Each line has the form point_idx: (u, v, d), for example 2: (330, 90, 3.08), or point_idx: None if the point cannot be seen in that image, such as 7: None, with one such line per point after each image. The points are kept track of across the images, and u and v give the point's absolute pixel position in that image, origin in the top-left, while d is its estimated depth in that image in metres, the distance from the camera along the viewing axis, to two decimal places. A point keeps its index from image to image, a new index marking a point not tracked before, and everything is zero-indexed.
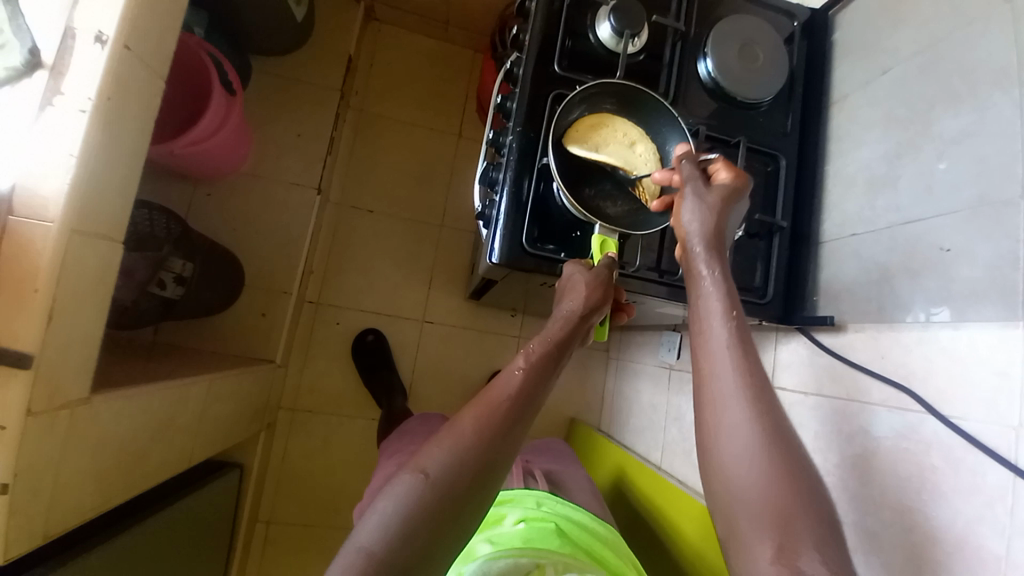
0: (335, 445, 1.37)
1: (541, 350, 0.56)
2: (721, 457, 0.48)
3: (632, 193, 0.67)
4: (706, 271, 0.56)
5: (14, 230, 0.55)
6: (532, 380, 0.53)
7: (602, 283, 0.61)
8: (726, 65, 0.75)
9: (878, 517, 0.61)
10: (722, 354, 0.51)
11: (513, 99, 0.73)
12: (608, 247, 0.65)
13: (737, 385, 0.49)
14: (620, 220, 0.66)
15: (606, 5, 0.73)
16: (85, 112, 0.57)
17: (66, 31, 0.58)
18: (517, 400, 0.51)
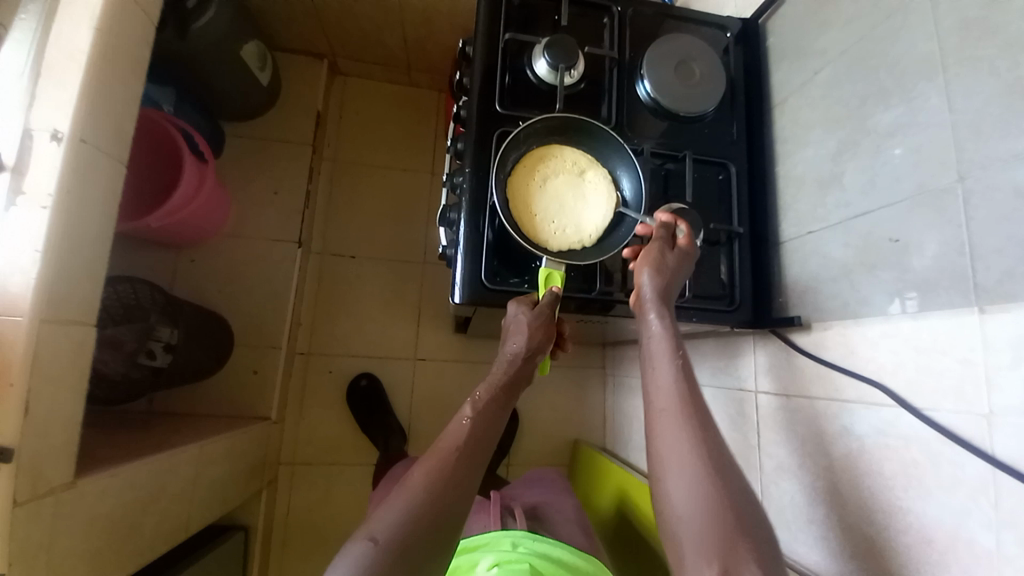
0: (339, 494, 1.36)
1: (486, 397, 0.64)
2: (667, 462, 0.51)
3: (588, 220, 0.69)
4: (654, 319, 0.60)
5: None
6: (480, 427, 0.61)
7: (543, 322, 0.66)
8: (664, 84, 0.78)
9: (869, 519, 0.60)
10: (668, 387, 0.55)
11: (462, 142, 0.75)
12: (553, 280, 0.68)
13: (681, 423, 0.52)
14: (569, 251, 0.68)
15: (539, 42, 0.77)
16: (46, 208, 0.59)
17: (25, 131, 0.61)
18: (466, 448, 0.58)
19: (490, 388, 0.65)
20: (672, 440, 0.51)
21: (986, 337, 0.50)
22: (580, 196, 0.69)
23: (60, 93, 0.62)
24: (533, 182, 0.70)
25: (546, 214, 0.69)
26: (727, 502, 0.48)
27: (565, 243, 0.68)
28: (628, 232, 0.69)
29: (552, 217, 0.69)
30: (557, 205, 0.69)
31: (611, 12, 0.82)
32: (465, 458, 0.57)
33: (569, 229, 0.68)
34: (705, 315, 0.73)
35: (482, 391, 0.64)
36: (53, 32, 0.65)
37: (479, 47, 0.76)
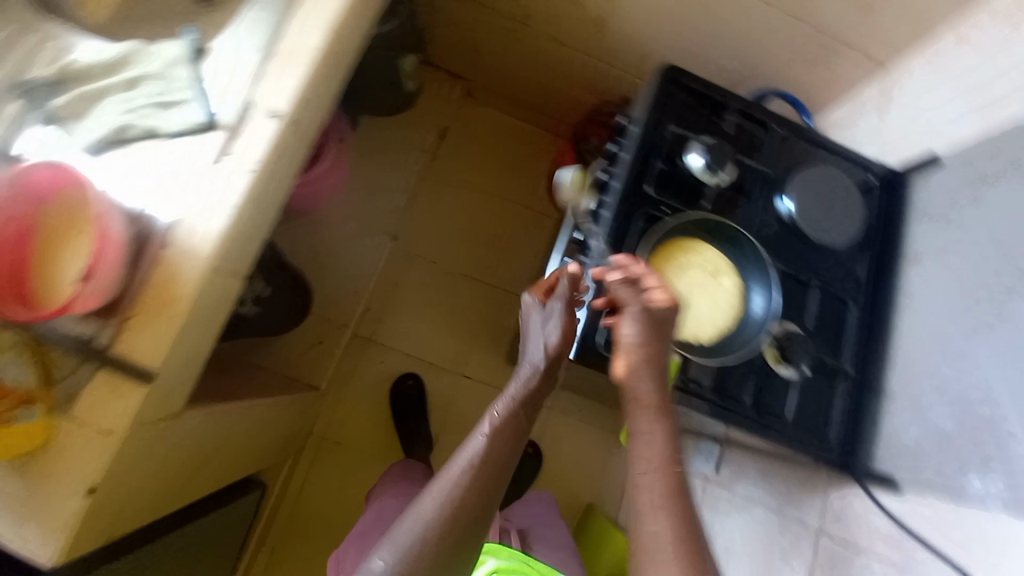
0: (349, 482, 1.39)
1: (503, 416, 0.75)
2: (643, 508, 0.61)
3: (715, 319, 0.72)
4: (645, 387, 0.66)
5: (168, 259, 0.63)
6: (499, 446, 0.73)
7: (561, 310, 0.77)
8: (805, 207, 0.80)
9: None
10: (651, 449, 0.64)
11: (602, 208, 0.79)
12: (668, 366, 0.70)
13: (654, 478, 0.63)
14: (685, 343, 0.71)
15: (698, 139, 0.81)
16: (252, 172, 0.66)
17: (247, 101, 0.69)
18: (477, 474, 0.70)
19: (507, 403, 0.77)
20: (648, 492, 0.62)
21: None
22: (709, 296, 0.73)
23: (283, 75, 0.70)
24: (668, 269, 0.73)
25: (671, 302, 0.73)
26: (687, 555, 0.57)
27: (683, 335, 0.72)
28: (748, 343, 0.71)
29: (680, 308, 0.72)
30: (684, 297, 0.73)
31: (770, 130, 0.85)
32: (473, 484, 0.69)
33: (690, 324, 0.72)
34: (796, 444, 0.74)
35: (502, 405, 0.77)
36: (289, 20, 0.73)
37: (641, 129, 0.81)
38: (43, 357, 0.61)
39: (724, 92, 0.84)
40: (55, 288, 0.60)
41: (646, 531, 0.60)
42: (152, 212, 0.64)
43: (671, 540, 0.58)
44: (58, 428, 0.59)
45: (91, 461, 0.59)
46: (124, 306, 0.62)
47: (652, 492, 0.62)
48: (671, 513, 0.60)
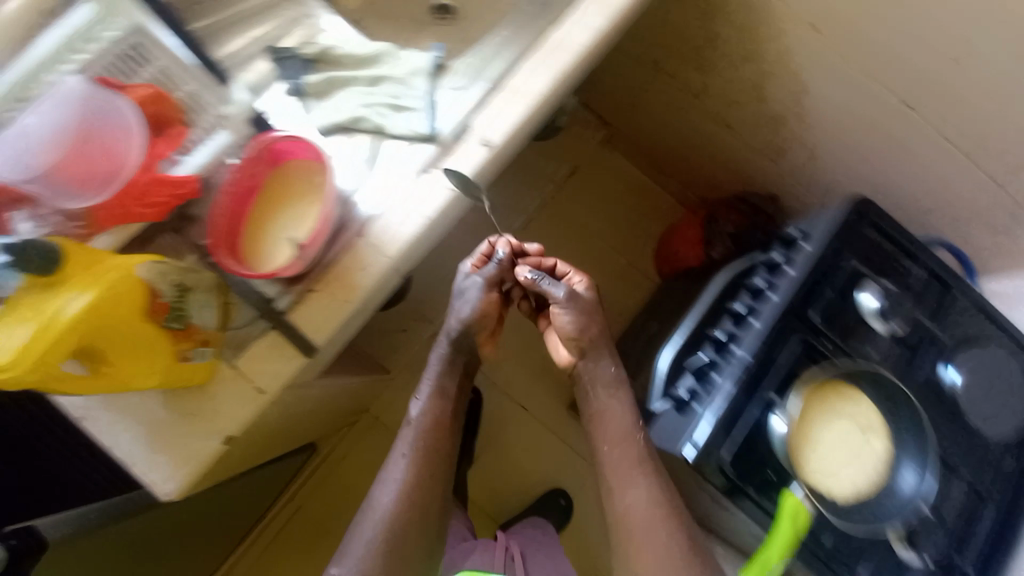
0: (369, 469, 1.38)
1: (428, 401, 0.87)
2: (620, 478, 0.80)
3: (858, 481, 0.73)
4: (599, 365, 0.85)
5: (358, 249, 0.67)
6: (432, 429, 0.85)
7: (483, 283, 0.87)
8: (968, 386, 0.77)
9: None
10: (621, 421, 0.82)
11: (757, 318, 0.78)
12: (800, 513, 0.68)
13: (633, 450, 0.80)
14: (825, 496, 0.71)
15: (877, 281, 0.79)
16: (451, 191, 0.69)
17: (465, 125, 0.72)
18: (415, 458, 0.83)
19: (432, 382, 0.88)
20: (615, 456, 0.81)
21: None
22: (858, 455, 0.74)
23: (503, 110, 0.73)
24: (821, 418, 0.74)
25: (820, 453, 0.73)
26: (661, 502, 0.78)
27: (829, 490, 0.72)
28: (886, 515, 0.72)
29: (827, 459, 0.73)
30: (833, 451, 0.73)
31: (950, 294, 0.81)
32: (428, 463, 0.83)
33: (838, 480, 0.72)
34: None
35: (428, 382, 0.89)
36: (520, 60, 0.76)
37: (818, 250, 0.79)
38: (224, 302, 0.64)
39: (915, 244, 0.82)
40: (264, 239, 0.63)
41: (622, 492, 0.79)
42: (359, 202, 0.68)
43: (655, 490, 0.78)
44: (218, 370, 0.61)
45: (235, 412, 0.61)
46: (308, 280, 0.65)
47: (627, 463, 0.80)
48: (647, 474, 0.79)
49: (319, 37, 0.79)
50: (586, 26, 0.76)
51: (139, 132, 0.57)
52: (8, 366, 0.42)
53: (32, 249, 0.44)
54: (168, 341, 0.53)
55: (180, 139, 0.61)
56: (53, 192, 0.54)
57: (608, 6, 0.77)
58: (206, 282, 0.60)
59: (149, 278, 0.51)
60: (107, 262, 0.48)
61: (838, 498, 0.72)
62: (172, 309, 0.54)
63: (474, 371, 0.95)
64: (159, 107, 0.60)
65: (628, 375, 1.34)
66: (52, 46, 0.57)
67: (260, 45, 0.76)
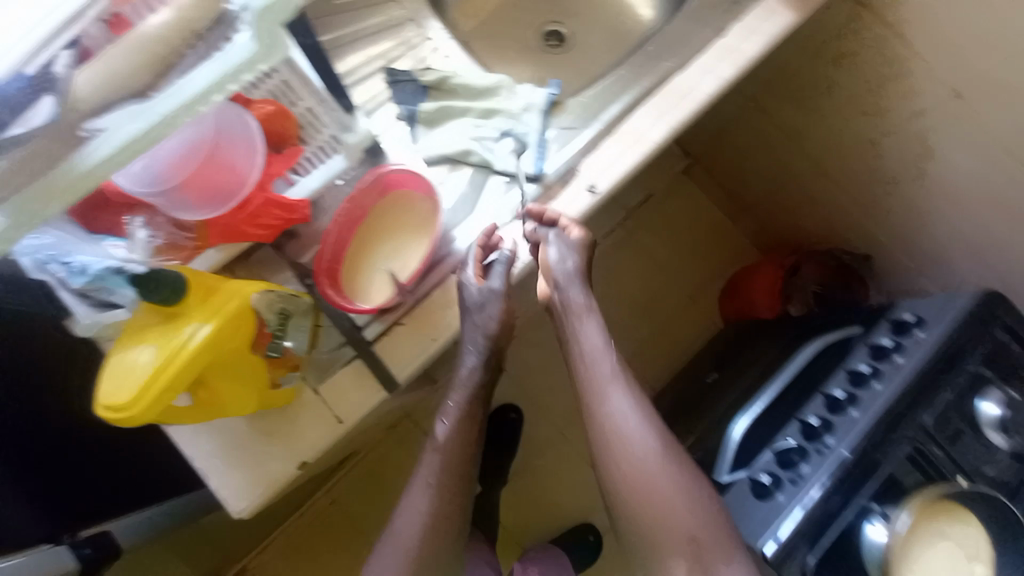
0: (389, 479, 1.20)
1: (456, 416, 0.69)
2: (601, 402, 0.70)
3: None
4: (575, 292, 0.71)
5: (449, 287, 0.66)
6: (456, 457, 0.68)
7: (502, 289, 0.65)
8: None
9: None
10: (594, 338, 0.71)
11: (861, 410, 0.72)
12: None
13: (605, 362, 0.70)
14: None
15: (999, 388, 0.72)
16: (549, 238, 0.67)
17: (571, 169, 0.69)
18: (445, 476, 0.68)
19: (456, 414, 0.70)
20: (608, 387, 0.70)
21: None
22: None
23: (613, 157, 0.69)
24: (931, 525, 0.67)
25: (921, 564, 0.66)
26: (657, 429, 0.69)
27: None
28: None
29: None
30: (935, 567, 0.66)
31: None
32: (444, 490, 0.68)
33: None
34: None
35: (456, 402, 0.70)
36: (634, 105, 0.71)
37: (940, 344, 0.73)
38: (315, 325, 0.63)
39: None
40: (360, 267, 0.64)
41: (618, 433, 0.68)
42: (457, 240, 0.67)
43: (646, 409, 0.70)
44: (301, 395, 0.61)
45: (312, 440, 0.60)
46: (398, 313, 0.64)
47: (622, 404, 0.69)
48: (637, 404, 0.70)
49: (430, 63, 0.82)
50: (714, 74, 0.70)
51: (260, 151, 0.56)
52: (127, 406, 0.43)
53: (161, 280, 0.45)
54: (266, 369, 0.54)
55: (295, 159, 0.60)
56: (172, 203, 0.54)
57: (742, 54, 0.70)
58: (304, 307, 0.59)
59: (261, 306, 0.51)
60: (223, 291, 0.48)
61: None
62: (275, 335, 0.54)
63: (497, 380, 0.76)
64: (278, 124, 0.59)
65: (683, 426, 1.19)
66: (213, 77, 0.44)
67: (376, 63, 0.78)
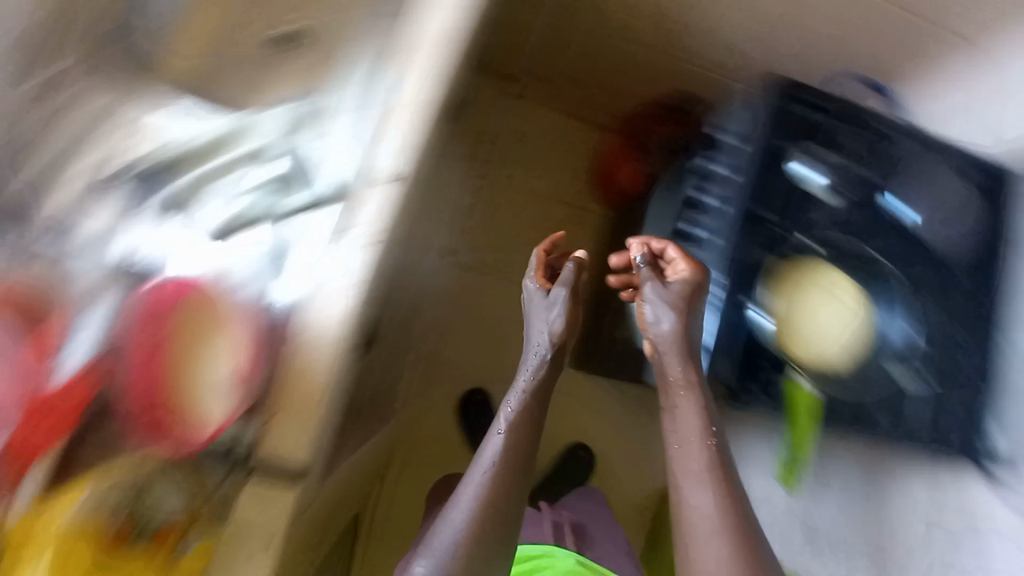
0: None
1: (506, 435, 0.75)
2: (676, 428, 0.71)
3: (856, 344, 0.83)
4: (665, 326, 0.75)
5: (295, 353, 0.61)
6: (503, 479, 0.70)
7: (567, 296, 0.84)
8: (930, 221, 0.83)
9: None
10: (675, 354, 0.73)
11: (712, 230, 0.91)
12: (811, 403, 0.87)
13: (680, 369, 0.72)
14: (815, 362, 0.85)
15: (807, 156, 0.85)
16: (372, 244, 0.61)
17: (360, 172, 0.64)
18: (484, 501, 0.68)
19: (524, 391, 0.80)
20: (680, 402, 0.71)
21: None
22: (848, 325, 0.83)
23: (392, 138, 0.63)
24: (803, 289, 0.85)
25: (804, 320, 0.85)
26: (715, 461, 0.67)
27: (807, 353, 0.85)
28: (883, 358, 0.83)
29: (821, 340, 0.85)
30: (816, 319, 0.85)
31: (897, 141, 0.84)
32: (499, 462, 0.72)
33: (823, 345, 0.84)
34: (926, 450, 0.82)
35: (501, 430, 0.75)
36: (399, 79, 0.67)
37: (758, 152, 0.86)
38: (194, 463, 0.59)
39: (836, 100, 0.85)
40: (199, 383, 0.59)
41: (677, 444, 0.70)
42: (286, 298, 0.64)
43: (711, 454, 0.67)
44: (213, 548, 0.55)
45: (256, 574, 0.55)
46: (265, 406, 0.60)
47: (691, 415, 0.70)
48: (699, 432, 0.68)
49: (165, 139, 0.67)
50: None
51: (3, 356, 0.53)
52: None
53: None
54: (147, 549, 0.54)
55: (56, 334, 0.56)
56: None
57: None
58: (156, 464, 0.56)
59: (94, 503, 0.52)
60: (52, 514, 0.51)
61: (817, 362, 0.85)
62: (136, 522, 0.54)
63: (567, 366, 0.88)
64: (20, 304, 0.56)
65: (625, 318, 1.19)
66: None
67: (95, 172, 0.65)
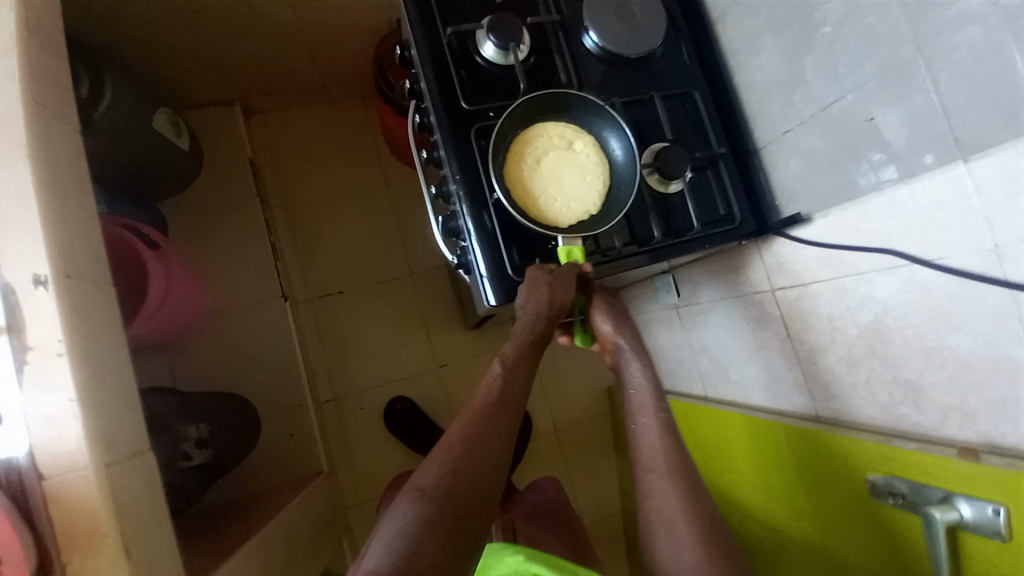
0: None
1: (500, 377, 0.77)
2: None
3: (598, 181, 0.73)
4: (632, 360, 0.74)
5: (56, 493, 0.55)
6: (482, 423, 0.72)
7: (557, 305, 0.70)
8: (608, 30, 0.78)
9: (808, 357, 0.81)
10: None
11: (440, 150, 0.75)
12: (575, 255, 0.71)
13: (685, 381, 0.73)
14: (580, 224, 0.72)
15: (479, 25, 0.75)
16: (62, 355, 0.56)
17: (2, 286, 0.56)
18: (462, 455, 0.69)
19: (517, 344, 0.78)
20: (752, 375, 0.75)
21: (979, 185, 0.54)
22: (582, 170, 0.73)
23: (18, 234, 0.57)
24: (537, 140, 0.73)
25: (546, 178, 0.72)
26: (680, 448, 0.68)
27: (541, 217, 0.71)
28: (627, 192, 0.73)
29: (567, 196, 0.72)
30: (558, 172, 0.73)
31: None
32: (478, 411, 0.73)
33: (556, 205, 0.72)
34: (715, 238, 0.78)
35: (498, 370, 0.77)
36: None
37: (423, 49, 0.74)
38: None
39: None
40: None
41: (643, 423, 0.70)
42: (5, 454, 0.55)
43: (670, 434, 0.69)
44: None
45: None
46: (54, 559, 0.55)
47: (645, 405, 0.71)
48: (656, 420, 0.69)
49: None
50: None
51: None
52: None
53: None
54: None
55: None
56: None
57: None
58: None
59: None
60: None
61: (565, 221, 0.72)
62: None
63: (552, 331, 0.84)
64: None
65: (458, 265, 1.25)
66: None
67: None
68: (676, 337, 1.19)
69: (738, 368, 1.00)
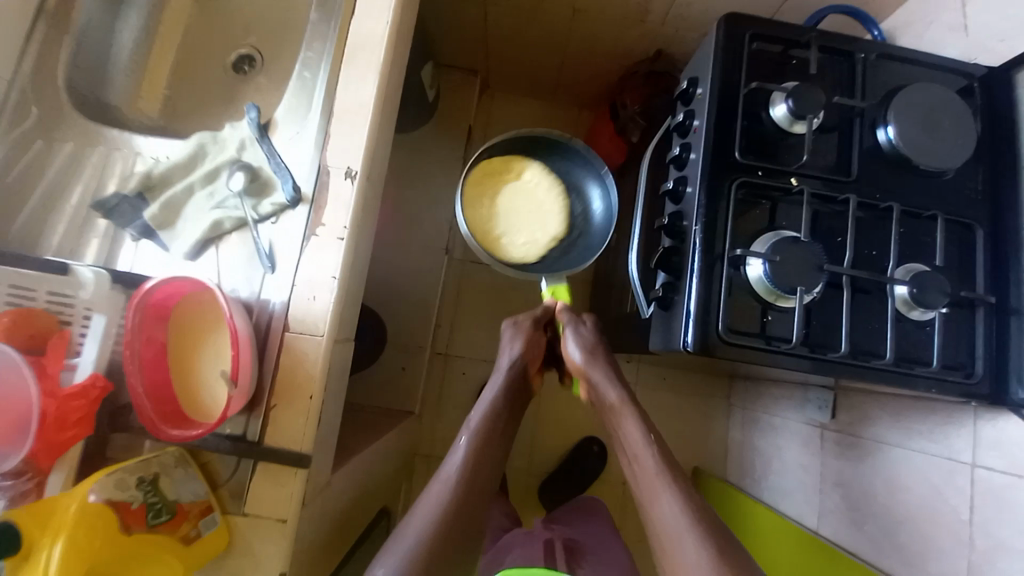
0: None
1: (480, 418, 0.76)
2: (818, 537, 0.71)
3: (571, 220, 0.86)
4: (599, 376, 0.77)
5: (290, 345, 0.64)
6: (477, 445, 0.73)
7: (518, 339, 0.83)
8: (909, 132, 0.72)
9: (994, 558, 0.72)
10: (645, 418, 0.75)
11: (690, 186, 0.76)
12: (560, 293, 0.87)
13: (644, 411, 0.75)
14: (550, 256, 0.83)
15: (781, 86, 0.74)
16: (343, 240, 0.66)
17: (320, 168, 0.68)
18: (459, 484, 0.69)
19: (493, 386, 0.80)
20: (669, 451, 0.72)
21: None
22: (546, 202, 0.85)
23: (349, 132, 0.69)
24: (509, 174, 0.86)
25: (505, 212, 0.84)
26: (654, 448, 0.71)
27: (511, 256, 0.81)
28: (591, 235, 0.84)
29: (531, 232, 0.83)
30: (517, 206, 0.84)
31: (856, 59, 0.77)
32: (464, 468, 0.71)
33: (521, 240, 0.82)
34: (945, 386, 0.70)
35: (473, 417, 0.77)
36: (344, 76, 0.70)
37: (714, 88, 0.75)
38: (192, 453, 0.63)
39: (800, 31, 0.77)
40: (196, 391, 0.63)
41: (628, 427, 0.74)
42: (268, 297, 0.66)
43: (650, 434, 0.72)
44: (233, 526, 0.62)
45: (274, 553, 0.62)
46: (264, 399, 0.63)
47: (633, 423, 0.73)
48: (643, 423, 0.73)
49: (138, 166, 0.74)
50: (383, 3, 0.72)
51: (22, 362, 0.56)
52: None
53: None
54: (162, 533, 0.59)
55: (63, 346, 0.60)
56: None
57: None
58: (170, 459, 0.62)
59: (107, 496, 0.56)
60: (66, 502, 0.54)
61: (533, 254, 0.82)
62: (150, 507, 0.58)
63: (530, 396, 0.86)
64: (33, 325, 0.61)
65: (608, 289, 1.27)
66: None
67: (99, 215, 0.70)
68: (804, 455, 1.15)
69: (885, 521, 0.90)
